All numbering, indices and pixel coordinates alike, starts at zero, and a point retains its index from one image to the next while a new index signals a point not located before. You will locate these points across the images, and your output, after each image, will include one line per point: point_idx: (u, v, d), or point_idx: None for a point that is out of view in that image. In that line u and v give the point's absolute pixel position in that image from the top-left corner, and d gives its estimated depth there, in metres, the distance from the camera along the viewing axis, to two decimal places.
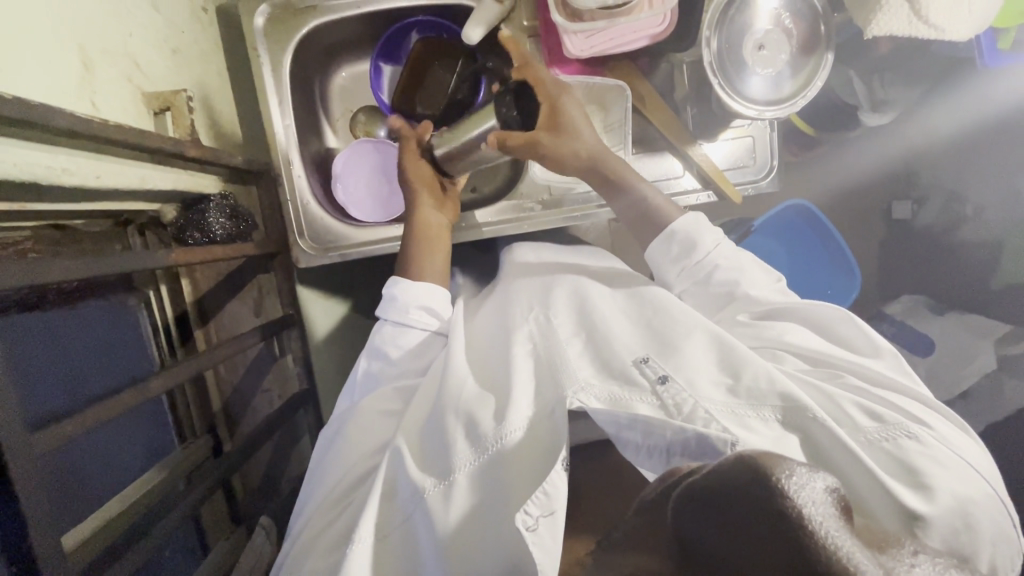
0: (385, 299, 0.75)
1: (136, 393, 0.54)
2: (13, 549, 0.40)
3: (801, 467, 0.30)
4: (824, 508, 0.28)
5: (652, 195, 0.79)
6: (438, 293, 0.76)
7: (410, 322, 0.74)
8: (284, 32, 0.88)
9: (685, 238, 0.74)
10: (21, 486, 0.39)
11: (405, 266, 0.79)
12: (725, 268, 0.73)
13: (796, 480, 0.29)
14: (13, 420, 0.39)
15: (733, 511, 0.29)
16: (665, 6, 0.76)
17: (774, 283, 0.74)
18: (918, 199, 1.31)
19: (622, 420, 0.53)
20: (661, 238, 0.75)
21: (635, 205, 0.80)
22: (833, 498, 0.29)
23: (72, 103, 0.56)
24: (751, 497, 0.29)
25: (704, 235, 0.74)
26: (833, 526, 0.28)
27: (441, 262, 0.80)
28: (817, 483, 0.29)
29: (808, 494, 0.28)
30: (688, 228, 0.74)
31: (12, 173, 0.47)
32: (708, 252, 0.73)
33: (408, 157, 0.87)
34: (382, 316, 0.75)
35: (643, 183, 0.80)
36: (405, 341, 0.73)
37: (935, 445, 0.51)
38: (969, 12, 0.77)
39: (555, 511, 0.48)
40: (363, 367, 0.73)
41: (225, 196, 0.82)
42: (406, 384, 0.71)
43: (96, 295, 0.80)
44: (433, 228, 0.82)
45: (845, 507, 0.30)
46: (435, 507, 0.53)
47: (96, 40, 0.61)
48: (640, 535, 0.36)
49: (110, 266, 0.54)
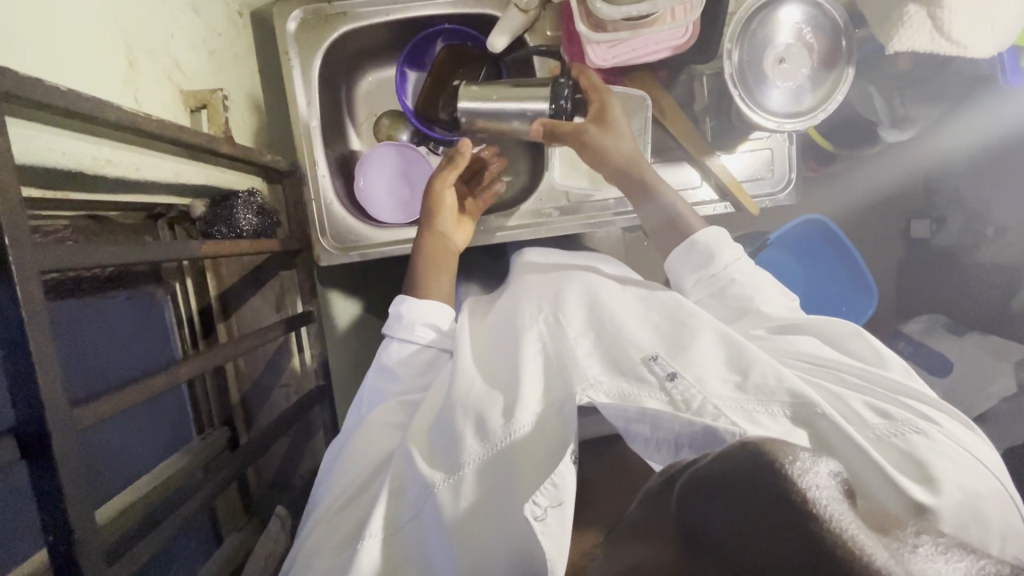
0: (392, 317, 0.77)
1: (168, 377, 0.56)
2: (51, 519, 0.42)
3: (806, 453, 0.31)
4: (830, 493, 0.29)
5: (678, 203, 0.82)
6: (443, 311, 0.77)
7: (413, 338, 0.75)
8: (315, 37, 0.91)
9: (704, 250, 0.76)
10: (61, 457, 0.41)
11: (412, 282, 0.81)
12: (741, 282, 0.74)
13: (799, 464, 0.30)
14: (59, 397, 0.41)
15: (742, 496, 0.30)
16: (688, 18, 0.77)
17: (787, 303, 0.74)
18: (936, 219, 1.31)
19: (630, 415, 0.54)
20: (684, 246, 0.77)
21: (663, 210, 0.82)
22: (837, 482, 0.30)
23: (118, 99, 0.59)
24: (758, 481, 0.30)
25: (724, 248, 0.75)
26: (839, 508, 0.28)
27: (446, 282, 0.82)
28: (821, 468, 0.29)
29: (813, 479, 0.29)
30: (709, 240, 0.76)
31: (59, 161, 0.50)
32: (726, 266, 0.75)
33: (442, 178, 0.86)
34: (388, 333, 0.77)
35: (669, 190, 0.82)
36: (409, 357, 0.74)
37: (943, 441, 0.51)
38: (993, 30, 0.77)
39: (563, 501, 0.49)
40: (374, 375, 0.75)
41: (252, 194, 0.84)
42: (414, 397, 0.71)
43: (126, 286, 0.82)
44: (446, 252, 0.85)
45: (848, 492, 0.31)
46: (445, 499, 0.54)
47: (142, 40, 0.64)
48: (655, 526, 0.37)
49: (152, 254, 0.57)
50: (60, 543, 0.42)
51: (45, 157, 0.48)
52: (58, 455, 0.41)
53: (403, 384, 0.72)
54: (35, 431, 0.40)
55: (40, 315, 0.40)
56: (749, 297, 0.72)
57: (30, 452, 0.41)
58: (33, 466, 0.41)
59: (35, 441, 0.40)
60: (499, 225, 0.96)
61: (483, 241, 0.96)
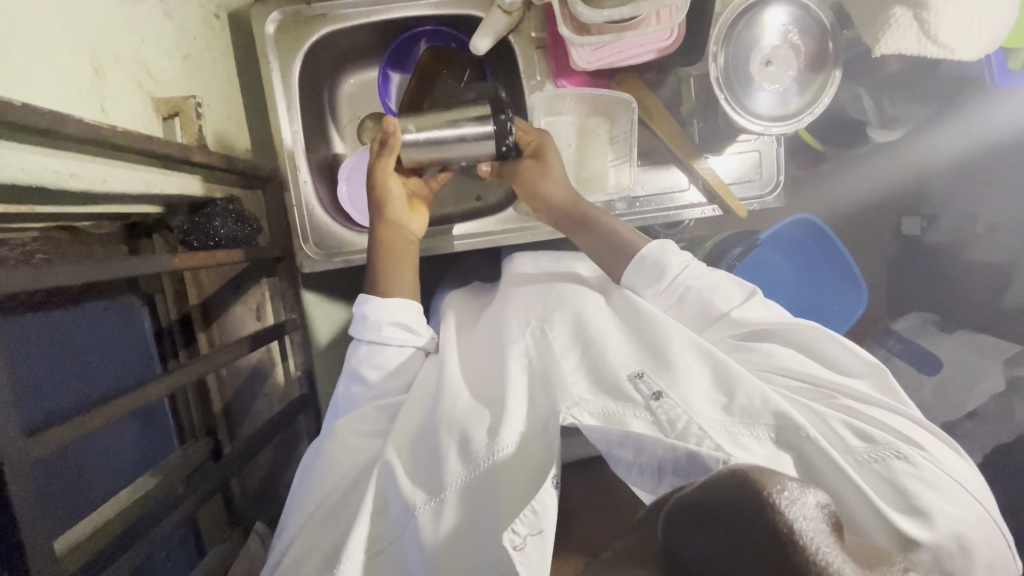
0: (358, 318, 0.73)
1: (138, 396, 0.55)
2: (8, 553, 0.40)
3: (793, 482, 0.30)
4: (817, 523, 0.28)
5: (619, 229, 0.79)
6: (412, 309, 0.74)
7: (383, 339, 0.72)
8: (295, 40, 0.89)
9: (654, 265, 0.72)
10: (15, 486, 0.39)
11: (371, 286, 0.77)
12: (697, 289, 0.71)
13: (787, 495, 0.29)
14: (12, 426, 0.39)
15: (733, 527, 0.29)
16: (672, 21, 0.76)
17: (749, 298, 0.71)
18: (928, 216, 1.30)
19: (614, 437, 0.52)
20: (632, 264, 0.73)
21: (603, 238, 0.79)
22: (824, 514, 0.29)
23: (83, 108, 0.57)
24: (751, 514, 0.29)
25: (670, 258, 0.72)
26: (825, 541, 0.28)
27: (411, 275, 0.79)
28: (809, 499, 0.29)
29: (799, 509, 0.28)
30: (654, 253, 0.73)
31: (20, 178, 0.48)
32: (676, 276, 0.71)
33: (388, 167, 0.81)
34: (357, 335, 0.74)
35: (615, 223, 0.80)
36: (382, 359, 0.71)
37: (926, 466, 0.50)
38: (979, 32, 0.76)
39: (543, 530, 0.47)
40: (344, 380, 0.73)
41: (230, 201, 0.82)
42: (387, 401, 0.69)
43: (101, 297, 0.81)
44: (398, 245, 0.81)
45: (836, 524, 0.30)
46: (425, 523, 0.53)
47: (109, 47, 0.62)
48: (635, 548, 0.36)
49: (124, 270, 0.55)
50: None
51: (5, 173, 0.47)
52: (14, 488, 0.39)
53: (374, 389, 0.70)
54: None
55: None
56: (710, 302, 0.70)
57: None
58: None
59: None
60: (487, 229, 0.96)
61: (471, 244, 0.96)
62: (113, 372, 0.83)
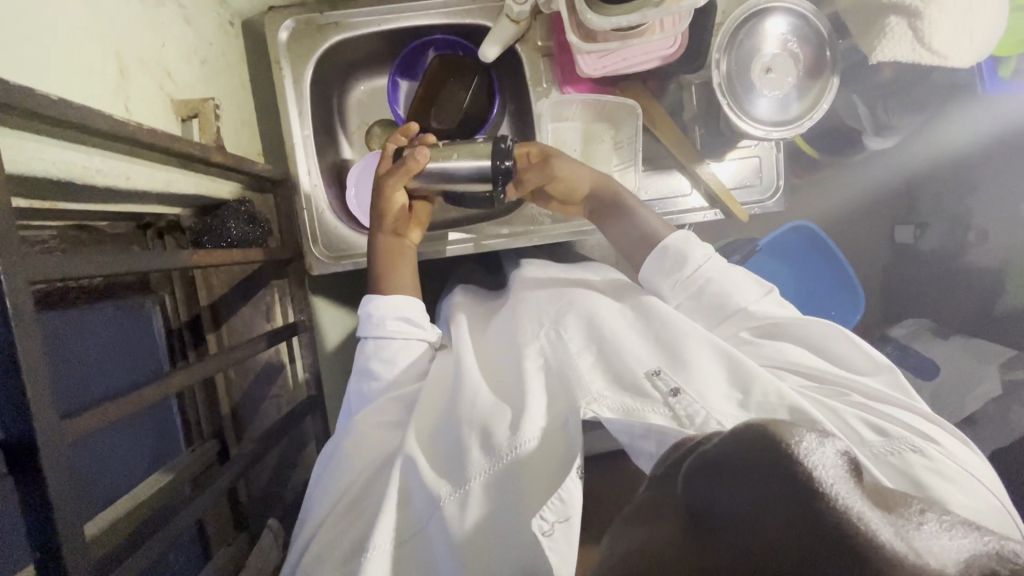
0: (363, 316, 0.75)
1: (158, 388, 0.55)
2: (39, 535, 0.41)
3: (810, 433, 0.30)
4: (836, 470, 0.28)
5: (650, 220, 0.80)
6: (414, 304, 0.75)
7: (388, 334, 0.73)
8: (307, 46, 0.91)
9: (676, 253, 0.75)
10: (50, 469, 0.40)
11: (375, 284, 0.79)
12: (717, 282, 0.72)
13: (806, 445, 0.29)
14: (50, 410, 0.40)
15: (756, 476, 0.29)
16: (676, 29, 0.78)
17: (764, 294, 0.73)
18: (919, 225, 1.33)
19: (636, 430, 0.54)
20: (654, 253, 0.76)
21: (636, 229, 0.81)
22: (844, 461, 0.29)
23: (108, 107, 0.59)
24: (770, 463, 0.29)
25: (693, 249, 0.74)
26: (845, 487, 0.27)
27: (410, 274, 0.80)
28: (828, 448, 0.28)
29: (819, 457, 0.28)
30: (679, 242, 0.75)
31: (51, 170, 0.50)
32: (698, 266, 0.73)
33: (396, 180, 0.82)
34: (362, 333, 0.75)
35: (644, 209, 0.82)
36: (387, 353, 0.72)
37: (940, 459, 0.52)
38: (970, 40, 0.79)
39: (570, 517, 0.50)
40: (356, 379, 0.74)
41: (242, 203, 0.84)
42: (400, 394, 0.70)
43: (114, 298, 0.83)
44: (399, 246, 0.82)
45: (854, 468, 0.30)
46: (450, 515, 0.54)
47: (134, 50, 0.64)
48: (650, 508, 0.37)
49: (144, 263, 0.56)
50: (50, 562, 0.41)
51: (33, 165, 0.48)
52: (49, 470, 0.40)
53: (387, 384, 0.71)
54: (23, 444, 0.39)
55: (30, 321, 0.39)
56: (728, 298, 0.71)
57: (18, 468, 0.40)
58: (18, 480, 0.40)
59: (21, 452, 0.39)
60: (496, 234, 0.97)
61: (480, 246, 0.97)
62: (121, 372, 0.84)
